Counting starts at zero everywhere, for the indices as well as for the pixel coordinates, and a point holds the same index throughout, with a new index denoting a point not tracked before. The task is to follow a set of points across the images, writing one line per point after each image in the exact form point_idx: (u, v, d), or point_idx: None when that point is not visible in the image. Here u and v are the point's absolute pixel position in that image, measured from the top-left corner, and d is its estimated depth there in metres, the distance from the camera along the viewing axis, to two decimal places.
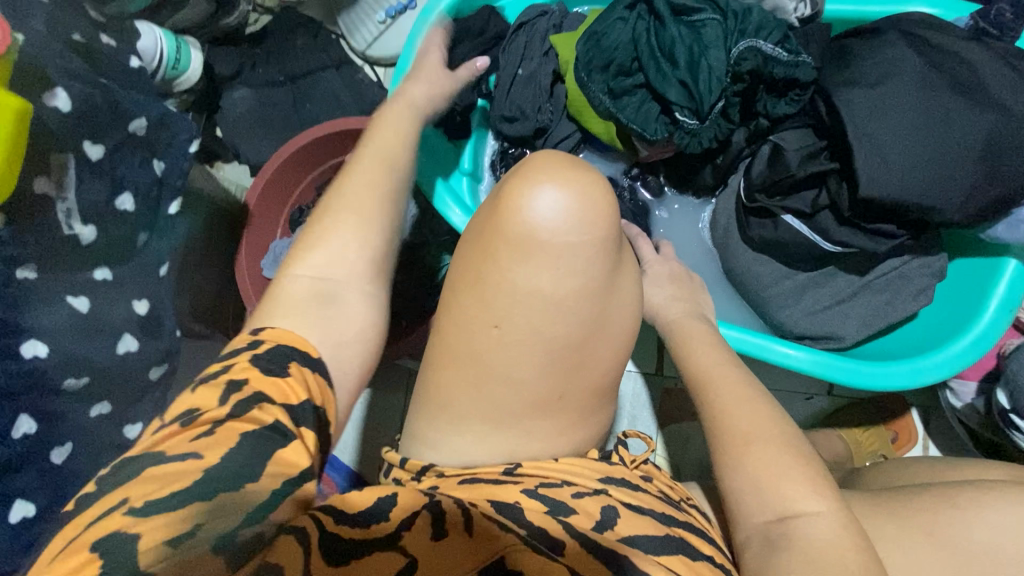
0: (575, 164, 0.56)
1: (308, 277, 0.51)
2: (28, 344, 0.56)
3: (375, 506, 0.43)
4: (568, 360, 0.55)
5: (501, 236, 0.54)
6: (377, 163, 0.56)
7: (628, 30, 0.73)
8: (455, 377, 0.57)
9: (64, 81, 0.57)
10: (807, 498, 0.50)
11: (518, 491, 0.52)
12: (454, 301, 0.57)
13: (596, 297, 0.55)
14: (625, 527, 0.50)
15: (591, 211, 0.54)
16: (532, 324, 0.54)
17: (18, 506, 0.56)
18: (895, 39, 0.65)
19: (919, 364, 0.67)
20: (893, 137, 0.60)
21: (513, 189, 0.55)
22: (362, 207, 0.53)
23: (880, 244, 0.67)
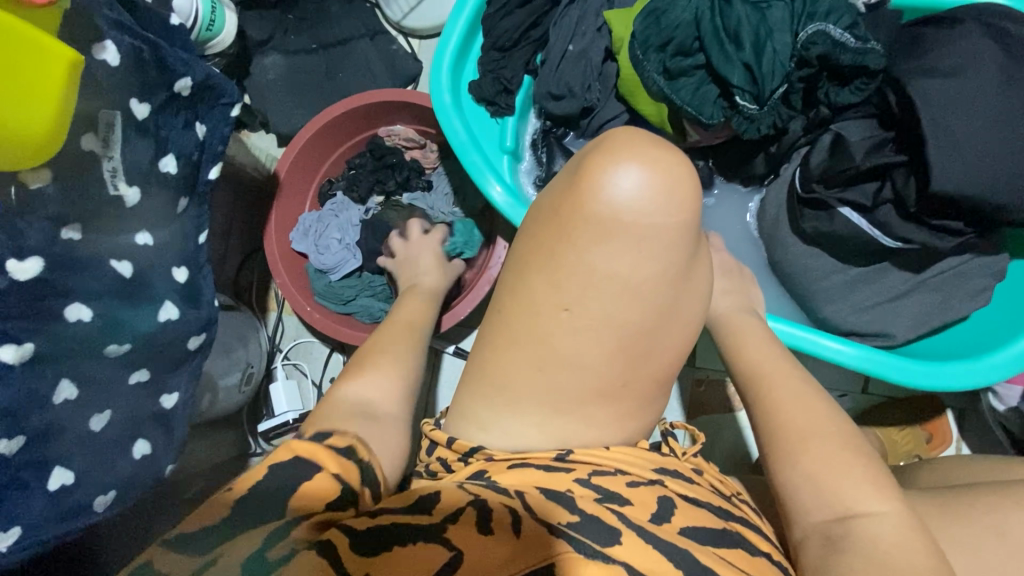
0: (657, 144, 0.55)
1: (352, 399, 0.56)
2: (73, 307, 0.54)
3: (419, 505, 0.43)
4: (631, 346, 0.54)
5: (580, 214, 0.54)
6: (403, 328, 0.70)
7: (691, 7, 0.70)
8: (517, 359, 0.56)
9: (114, 34, 0.56)
10: (866, 499, 0.51)
11: (569, 480, 0.51)
12: (522, 280, 0.56)
13: (672, 283, 0.54)
14: (682, 521, 0.49)
15: (674, 193, 0.53)
16: (604, 305, 0.53)
17: (56, 473, 0.54)
18: (974, 28, 0.62)
19: (972, 367, 0.65)
20: (968, 130, 0.58)
21: (595, 166, 0.54)
22: (398, 352, 0.64)
23: (944, 241, 0.65)
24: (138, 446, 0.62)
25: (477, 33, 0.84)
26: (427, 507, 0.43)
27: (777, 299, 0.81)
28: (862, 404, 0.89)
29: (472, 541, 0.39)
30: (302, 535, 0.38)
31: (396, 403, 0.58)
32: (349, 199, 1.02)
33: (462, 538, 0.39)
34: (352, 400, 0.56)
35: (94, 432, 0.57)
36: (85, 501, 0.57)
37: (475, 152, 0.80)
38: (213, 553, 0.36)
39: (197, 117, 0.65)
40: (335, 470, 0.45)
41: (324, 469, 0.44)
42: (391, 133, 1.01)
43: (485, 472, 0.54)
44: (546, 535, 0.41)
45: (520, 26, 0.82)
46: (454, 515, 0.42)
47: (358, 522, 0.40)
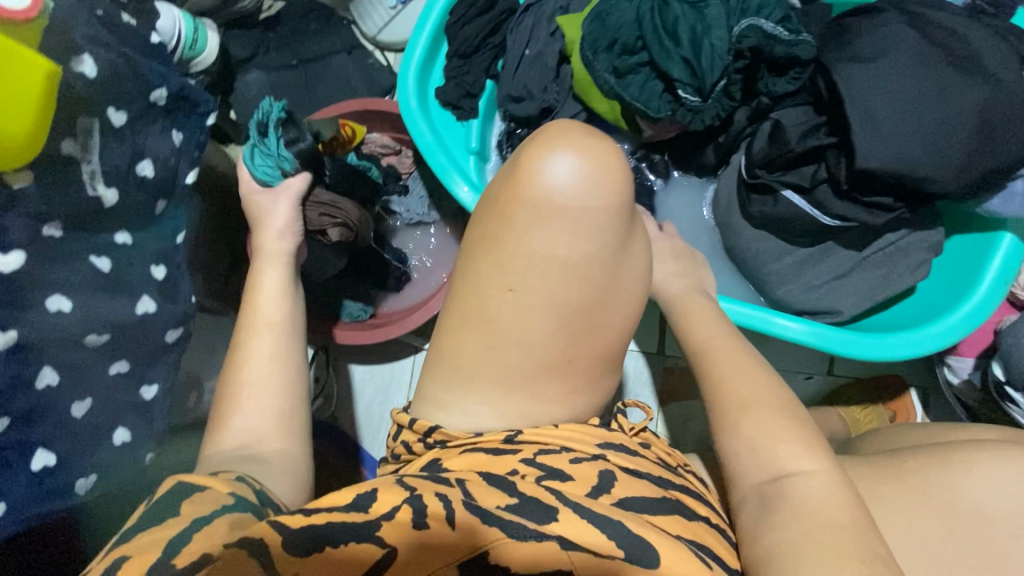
0: (590, 133, 0.57)
1: (234, 451, 0.55)
2: (53, 298, 0.58)
3: (354, 501, 0.42)
4: (577, 322, 0.56)
5: (518, 200, 0.56)
6: (259, 322, 0.64)
7: (632, 9, 0.75)
8: (469, 339, 0.58)
9: (90, 48, 0.60)
10: (799, 458, 0.53)
11: (515, 461, 0.54)
12: (471, 263, 0.59)
13: (610, 263, 0.56)
14: (622, 492, 0.52)
15: (605, 177, 0.55)
16: (545, 285, 0.55)
17: (39, 455, 0.58)
18: (894, 17, 0.66)
19: (913, 337, 0.68)
20: (888, 111, 0.62)
21: (530, 155, 0.56)
22: (263, 386, 0.60)
23: (879, 217, 0.68)
24: (118, 433, 0.66)
25: (442, 42, 0.89)
26: (361, 501, 0.42)
27: (734, 284, 0.84)
28: (826, 385, 0.92)
29: (408, 537, 0.40)
30: (223, 533, 0.39)
31: (274, 436, 0.58)
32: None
33: (396, 534, 0.40)
34: (231, 452, 0.55)
35: (75, 418, 0.61)
36: (67, 482, 0.61)
37: (437, 154, 0.84)
38: (122, 554, 0.38)
39: (174, 125, 0.70)
40: (227, 490, 0.46)
41: (211, 490, 0.45)
42: (367, 141, 1.05)
43: (439, 460, 0.57)
44: (482, 526, 0.42)
45: (479, 34, 0.87)
46: (389, 512, 0.41)
47: (290, 518, 0.40)
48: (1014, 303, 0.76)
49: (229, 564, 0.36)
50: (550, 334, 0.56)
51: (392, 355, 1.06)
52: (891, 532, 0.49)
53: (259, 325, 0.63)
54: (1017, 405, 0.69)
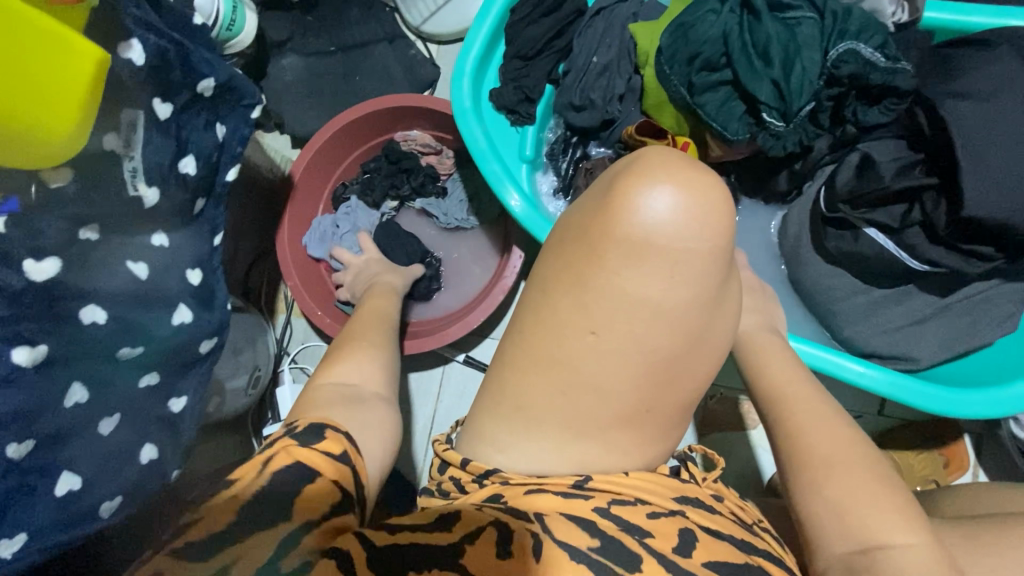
0: (691, 164, 0.53)
1: (336, 385, 0.54)
2: (87, 309, 0.53)
3: (440, 520, 0.43)
4: (665, 371, 0.53)
5: (612, 237, 0.51)
6: (374, 329, 0.66)
7: (719, 22, 0.69)
8: (542, 376, 0.54)
9: (140, 33, 0.54)
10: (894, 530, 0.49)
11: (589, 509, 0.49)
12: (547, 296, 0.54)
13: (705, 309, 0.52)
14: (704, 555, 0.47)
15: (707, 216, 0.51)
16: (635, 330, 0.52)
17: (63, 478, 0.53)
18: (1007, 54, 0.61)
19: (996, 395, 0.64)
20: (1001, 157, 0.58)
21: (628, 188, 0.51)
22: (377, 342, 0.63)
23: (973, 266, 0.64)
24: (146, 450, 0.61)
25: (500, 40, 0.83)
26: (446, 521, 0.43)
27: (797, 319, 0.80)
28: (875, 425, 0.88)
29: (489, 568, 0.40)
30: (319, 541, 0.38)
31: (376, 382, 0.57)
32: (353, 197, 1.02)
33: (479, 562, 0.40)
34: (334, 385, 0.54)
35: (103, 436, 0.56)
36: (92, 506, 0.56)
37: (491, 164, 0.78)
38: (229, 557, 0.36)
39: (218, 118, 0.64)
40: (335, 480, 0.41)
41: (322, 477, 0.41)
42: (408, 138, 0.99)
43: (501, 497, 0.51)
44: (564, 561, 0.43)
45: (545, 35, 0.81)
46: (473, 534, 0.42)
47: (378, 531, 0.41)
48: None
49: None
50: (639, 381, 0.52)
51: (420, 364, 1.01)
52: None
53: (372, 313, 0.72)
54: None
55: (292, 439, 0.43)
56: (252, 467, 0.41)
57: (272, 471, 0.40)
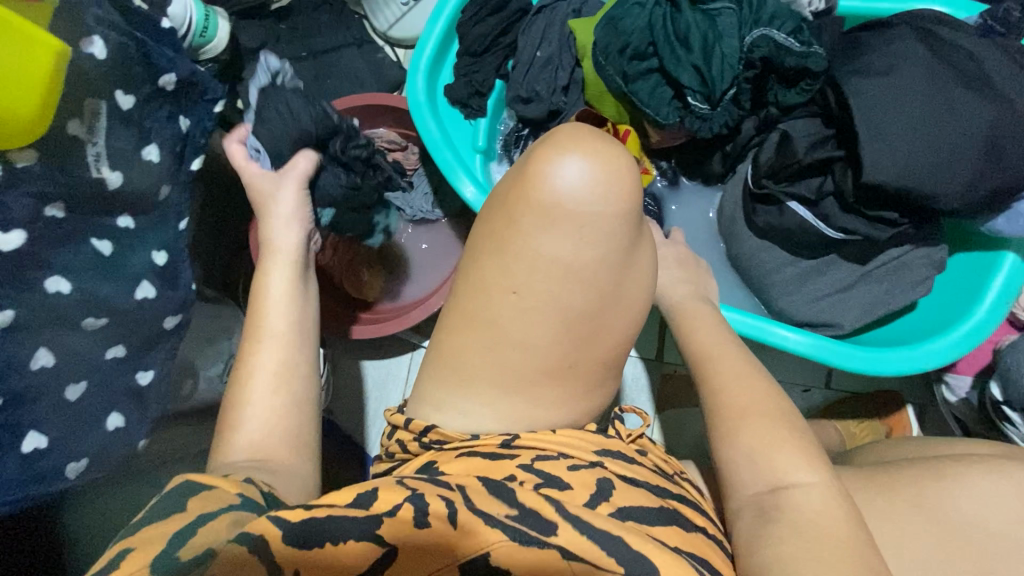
0: (601, 136, 0.55)
1: (243, 462, 0.53)
2: (52, 279, 0.58)
3: (359, 496, 0.42)
4: (584, 328, 0.55)
5: (526, 201, 0.54)
6: (276, 339, 0.60)
7: (644, 14, 0.74)
8: (469, 339, 0.58)
9: (101, 31, 0.60)
10: (795, 470, 0.53)
11: (513, 466, 0.53)
12: (475, 262, 0.57)
13: (616, 269, 0.55)
14: (620, 501, 0.51)
15: (614, 181, 0.53)
16: (551, 290, 0.54)
17: (30, 437, 0.58)
18: (906, 34, 0.66)
19: (914, 353, 0.68)
20: (897, 127, 0.62)
21: (540, 157, 0.54)
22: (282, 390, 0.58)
23: (880, 231, 0.68)
24: (112, 418, 0.65)
25: (453, 41, 0.89)
26: (365, 496, 0.42)
27: (736, 293, 0.84)
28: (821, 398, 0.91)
29: (404, 535, 0.40)
30: (222, 529, 0.39)
31: (284, 448, 0.55)
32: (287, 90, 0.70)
33: (397, 531, 0.40)
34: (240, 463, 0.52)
35: (69, 402, 0.61)
36: (58, 466, 0.60)
37: (445, 155, 0.83)
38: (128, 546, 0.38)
39: (181, 111, 0.70)
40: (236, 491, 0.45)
41: (223, 489, 0.44)
42: (374, 136, 1.05)
43: (434, 463, 0.56)
44: (485, 528, 0.41)
45: (491, 33, 0.86)
46: (391, 508, 0.41)
47: (291, 513, 0.40)
48: (1013, 323, 0.76)
49: (232, 562, 0.36)
50: (560, 340, 0.55)
51: (387, 351, 1.05)
52: (888, 549, 0.50)
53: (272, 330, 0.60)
54: (1014, 425, 0.68)
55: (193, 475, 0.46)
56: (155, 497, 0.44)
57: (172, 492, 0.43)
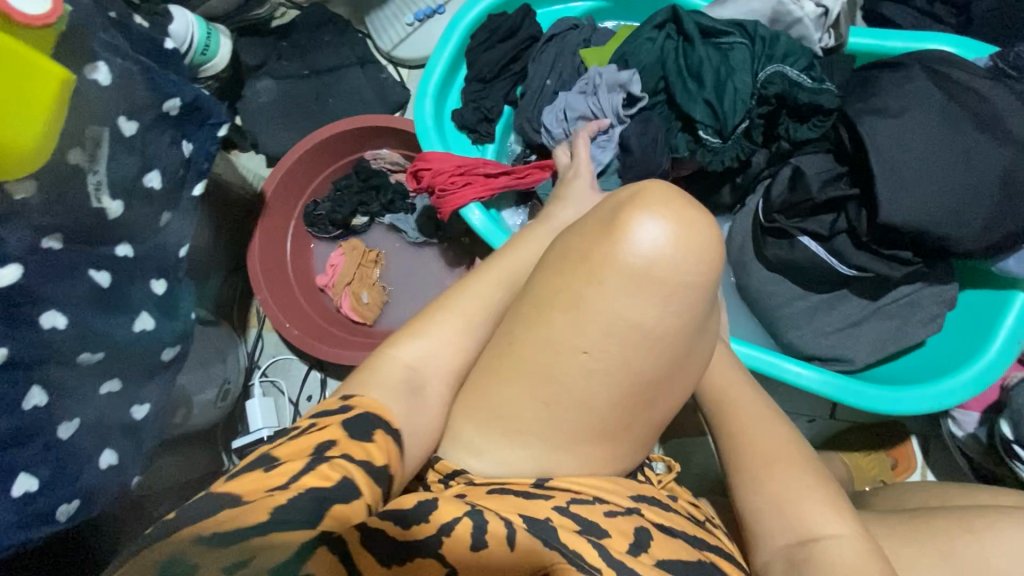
0: (693, 199, 0.53)
1: (404, 366, 0.54)
2: (48, 314, 0.55)
3: (421, 507, 0.42)
4: (638, 390, 0.54)
5: (614, 262, 0.52)
6: (492, 281, 0.60)
7: (657, 49, 0.78)
8: (494, 381, 0.56)
9: (106, 56, 0.58)
10: (827, 522, 0.51)
11: (549, 508, 0.51)
12: (539, 312, 0.54)
13: (692, 337, 0.54)
14: (660, 553, 0.51)
15: (703, 251, 0.51)
16: (622, 353, 0.52)
17: (21, 480, 0.54)
18: (918, 75, 0.67)
19: (927, 393, 0.68)
20: (912, 169, 0.63)
21: (632, 215, 0.52)
22: (474, 326, 0.58)
23: (895, 269, 0.69)
24: (105, 456, 0.62)
25: (461, 63, 0.89)
26: (424, 509, 0.42)
27: (745, 325, 0.83)
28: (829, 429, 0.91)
29: (467, 557, 0.40)
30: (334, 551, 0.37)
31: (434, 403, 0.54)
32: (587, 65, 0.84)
33: (458, 551, 0.40)
34: (403, 367, 0.54)
35: (62, 441, 0.57)
36: (49, 509, 0.57)
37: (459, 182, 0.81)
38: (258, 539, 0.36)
39: (184, 136, 0.67)
40: (364, 493, 0.42)
41: (359, 492, 0.42)
42: (376, 156, 1.04)
43: (463, 496, 0.53)
44: (544, 550, 0.44)
45: (503, 58, 0.85)
46: (450, 525, 0.41)
47: (369, 523, 0.40)
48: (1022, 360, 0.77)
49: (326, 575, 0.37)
50: (580, 383, 0.53)
51: None
52: None
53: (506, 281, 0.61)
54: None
55: (341, 425, 0.46)
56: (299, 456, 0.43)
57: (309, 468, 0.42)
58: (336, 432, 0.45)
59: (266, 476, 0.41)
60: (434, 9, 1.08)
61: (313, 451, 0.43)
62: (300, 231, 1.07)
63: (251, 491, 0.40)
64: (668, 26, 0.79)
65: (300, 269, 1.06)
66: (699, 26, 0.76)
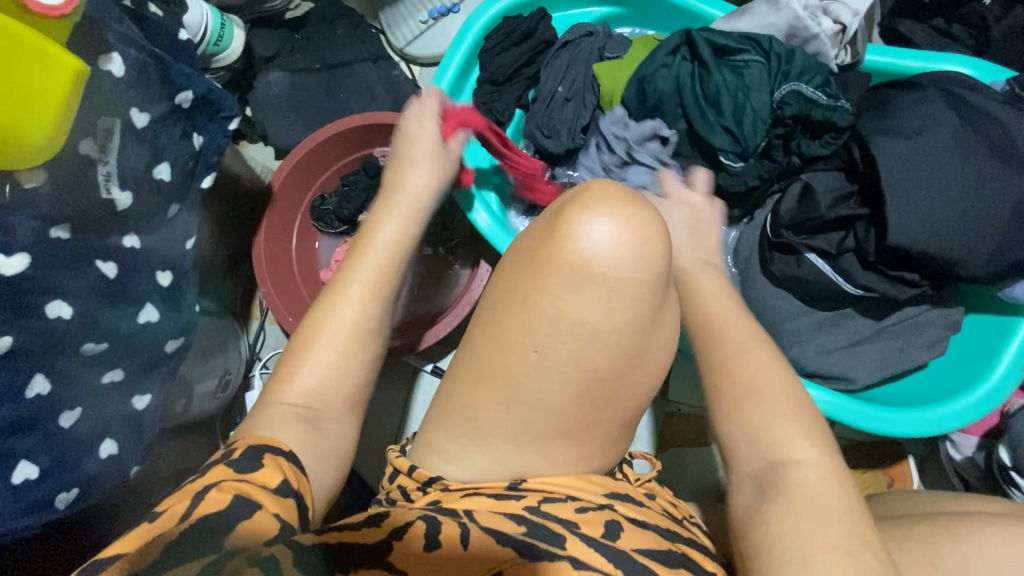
0: (633, 196, 0.53)
1: (293, 408, 0.51)
2: (53, 304, 0.55)
3: (370, 516, 0.42)
4: (601, 390, 0.52)
5: (554, 261, 0.51)
6: (361, 286, 0.55)
7: (672, 75, 0.77)
8: (461, 386, 0.55)
9: (120, 46, 0.58)
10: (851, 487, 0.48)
11: (519, 508, 0.49)
12: (494, 314, 0.54)
13: (642, 336, 0.51)
14: (629, 543, 0.47)
15: (644, 245, 0.50)
16: (575, 352, 0.51)
17: (21, 468, 0.55)
18: (933, 97, 0.66)
19: (929, 417, 0.67)
20: (923, 190, 0.63)
21: (571, 214, 0.51)
22: (347, 340, 0.54)
23: (902, 291, 0.69)
24: (105, 445, 0.62)
25: (473, 67, 0.88)
26: (375, 516, 0.42)
27: None
28: None
29: (417, 561, 0.39)
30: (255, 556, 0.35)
31: (339, 424, 0.52)
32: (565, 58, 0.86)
33: (408, 557, 0.39)
34: (290, 407, 0.51)
35: (62, 429, 0.58)
36: (47, 497, 0.57)
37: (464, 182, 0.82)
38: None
39: (195, 129, 0.67)
40: (276, 511, 0.40)
41: (263, 509, 0.39)
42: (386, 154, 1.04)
43: (439, 501, 0.52)
44: (500, 548, 0.42)
45: (514, 62, 0.85)
46: (402, 529, 0.41)
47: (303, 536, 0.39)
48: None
49: None
50: (573, 396, 0.52)
51: (386, 375, 1.02)
52: None
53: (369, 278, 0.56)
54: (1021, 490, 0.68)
55: (228, 464, 0.42)
56: (184, 500, 0.39)
57: (207, 498, 0.39)
58: (222, 470, 0.41)
59: (151, 524, 0.37)
60: (449, 8, 1.08)
61: (201, 488, 0.40)
62: (305, 226, 1.07)
63: (144, 535, 0.37)
64: (681, 48, 0.77)
65: (305, 264, 1.06)
66: (712, 44, 0.75)
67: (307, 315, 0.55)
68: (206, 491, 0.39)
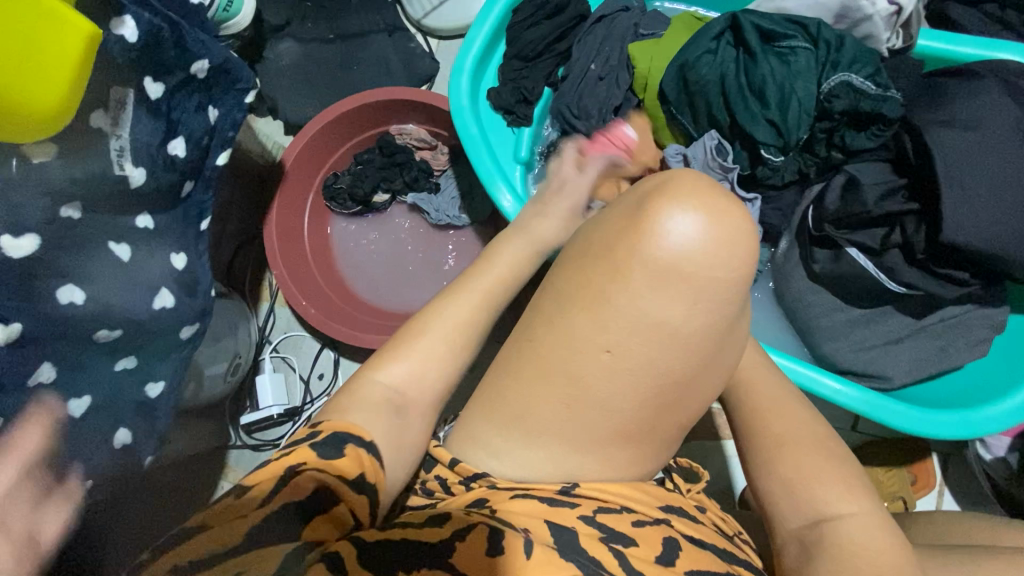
0: (720, 188, 0.49)
1: (383, 389, 0.48)
2: (65, 289, 0.52)
3: (435, 519, 0.42)
4: (667, 392, 0.50)
5: (638, 257, 0.48)
6: (448, 337, 0.51)
7: (716, 64, 0.73)
8: (512, 383, 0.53)
9: (133, 9, 0.53)
10: (840, 499, 0.49)
11: (574, 518, 0.48)
12: (559, 308, 0.51)
13: (719, 337, 0.49)
14: (687, 564, 0.47)
15: (734, 244, 0.47)
16: (647, 352, 0.48)
17: (33, 460, 0.51)
18: (993, 85, 0.63)
19: (970, 419, 0.65)
20: (980, 187, 0.60)
21: (654, 206, 0.48)
22: (453, 337, 0.52)
23: (948, 290, 0.67)
24: (120, 435, 0.58)
25: (500, 40, 0.83)
26: (439, 518, 0.42)
27: (780, 332, 0.81)
28: (851, 442, 0.89)
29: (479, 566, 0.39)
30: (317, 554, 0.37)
31: (432, 388, 0.51)
32: (595, 33, 0.81)
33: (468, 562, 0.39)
34: (382, 388, 0.49)
35: (72, 418, 0.54)
36: (59, 491, 0.54)
37: (485, 163, 0.77)
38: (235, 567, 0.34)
39: (210, 101, 0.62)
40: (349, 507, 0.40)
41: (343, 504, 0.40)
42: (403, 132, 0.99)
43: (487, 502, 0.49)
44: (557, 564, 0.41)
45: (544, 39, 0.81)
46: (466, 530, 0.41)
47: (368, 534, 0.40)
48: None
49: None
50: (633, 398, 0.49)
51: None
52: None
53: (492, 284, 0.55)
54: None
55: (311, 446, 0.42)
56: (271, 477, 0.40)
57: (291, 483, 0.40)
58: (306, 451, 0.42)
59: (236, 503, 0.39)
60: None
61: (285, 471, 0.40)
62: (317, 204, 1.02)
63: (229, 517, 0.38)
64: (725, 35, 0.74)
65: (318, 246, 1.02)
66: (758, 30, 0.72)
67: (408, 321, 0.53)
68: (288, 476, 0.40)
